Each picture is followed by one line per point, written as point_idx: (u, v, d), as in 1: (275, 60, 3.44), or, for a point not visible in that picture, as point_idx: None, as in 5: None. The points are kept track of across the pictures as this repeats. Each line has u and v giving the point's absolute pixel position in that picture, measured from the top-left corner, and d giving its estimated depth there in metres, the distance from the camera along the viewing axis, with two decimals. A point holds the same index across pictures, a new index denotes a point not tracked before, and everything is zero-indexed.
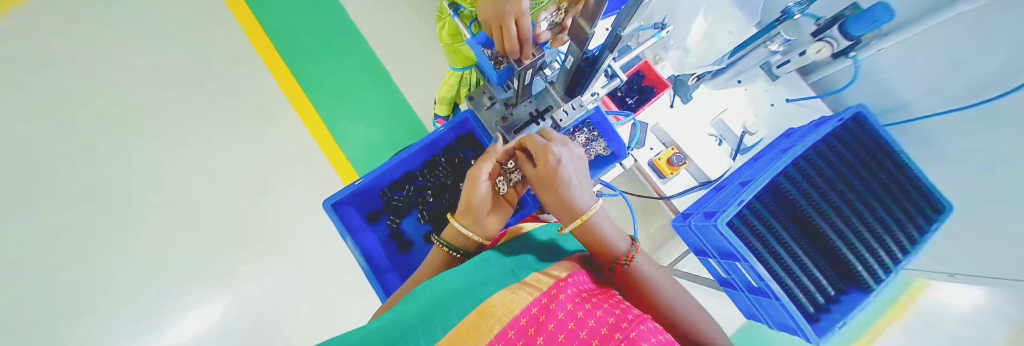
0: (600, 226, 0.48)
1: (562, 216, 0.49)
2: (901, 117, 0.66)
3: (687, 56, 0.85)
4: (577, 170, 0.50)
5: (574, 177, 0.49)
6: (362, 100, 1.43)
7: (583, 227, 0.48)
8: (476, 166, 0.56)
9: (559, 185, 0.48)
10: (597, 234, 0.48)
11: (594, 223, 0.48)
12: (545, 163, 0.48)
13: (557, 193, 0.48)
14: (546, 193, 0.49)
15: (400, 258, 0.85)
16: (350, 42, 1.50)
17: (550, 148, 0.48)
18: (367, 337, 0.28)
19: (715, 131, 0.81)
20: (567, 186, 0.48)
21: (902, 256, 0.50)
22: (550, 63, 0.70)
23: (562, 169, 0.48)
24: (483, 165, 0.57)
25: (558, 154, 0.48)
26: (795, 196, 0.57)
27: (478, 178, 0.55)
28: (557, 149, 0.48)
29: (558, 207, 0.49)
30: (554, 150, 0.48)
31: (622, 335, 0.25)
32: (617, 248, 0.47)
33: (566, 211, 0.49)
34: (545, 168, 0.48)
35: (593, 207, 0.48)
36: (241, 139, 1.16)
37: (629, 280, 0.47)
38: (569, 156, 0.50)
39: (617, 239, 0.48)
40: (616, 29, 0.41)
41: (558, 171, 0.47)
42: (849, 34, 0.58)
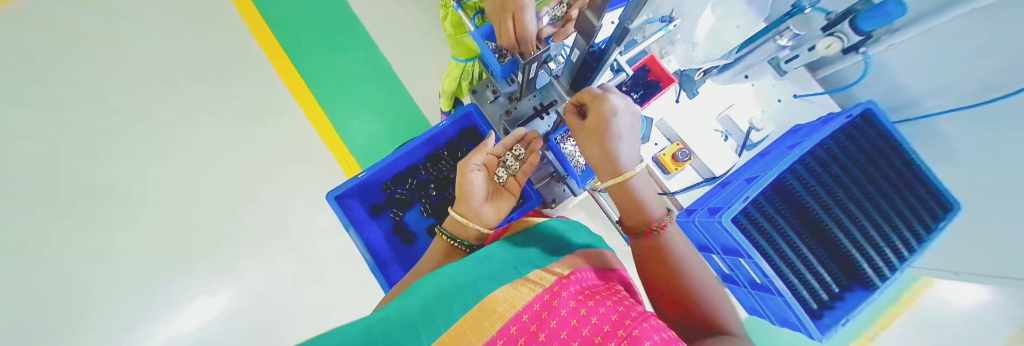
0: (637, 190, 0.48)
1: (602, 167, 0.49)
2: (913, 114, 0.65)
3: (695, 49, 0.81)
4: (631, 128, 0.47)
5: (626, 131, 0.47)
6: (360, 92, 1.34)
7: (621, 185, 0.48)
8: (467, 158, 0.60)
9: (607, 140, 0.46)
10: (632, 195, 0.48)
11: (633, 183, 0.48)
12: (599, 114, 0.45)
13: (601, 144, 0.47)
14: (588, 143, 0.48)
15: (402, 251, 0.86)
16: (346, 28, 1.41)
17: (610, 100, 0.44)
18: (369, 331, 0.28)
19: (721, 127, 0.81)
20: (617, 142, 0.46)
21: (909, 254, 0.49)
22: (556, 56, 0.68)
23: (614, 125, 0.45)
24: (474, 157, 0.60)
25: (617, 107, 0.45)
26: (801, 193, 0.57)
27: (467, 168, 0.58)
28: (616, 103, 0.45)
29: (600, 162, 0.49)
30: (613, 102, 0.44)
31: (625, 332, 0.25)
32: (652, 213, 0.48)
33: (609, 167, 0.48)
34: (595, 119, 0.46)
35: (636, 169, 0.48)
36: (247, 134, 1.19)
37: (651, 246, 0.48)
38: (628, 110, 0.47)
39: (654, 205, 0.48)
40: (623, 22, 0.40)
41: (609, 123, 0.45)
42: (860, 29, 0.56)
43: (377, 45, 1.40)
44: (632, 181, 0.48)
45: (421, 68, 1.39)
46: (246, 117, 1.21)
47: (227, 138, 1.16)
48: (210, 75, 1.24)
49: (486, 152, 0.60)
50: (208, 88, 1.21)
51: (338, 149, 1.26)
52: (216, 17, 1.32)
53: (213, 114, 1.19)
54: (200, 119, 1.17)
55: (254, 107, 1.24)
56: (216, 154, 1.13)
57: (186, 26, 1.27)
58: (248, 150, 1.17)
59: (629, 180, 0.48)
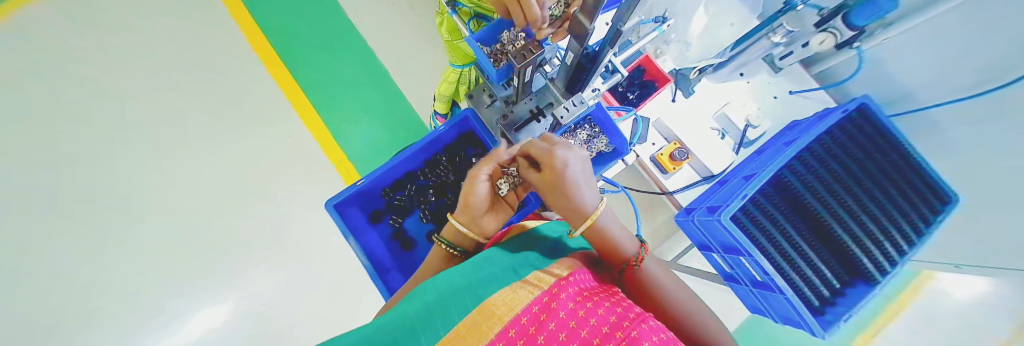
0: (607, 227, 0.48)
1: (571, 219, 0.49)
2: (908, 106, 0.65)
3: (688, 49, 0.83)
4: (583, 173, 0.48)
5: (582, 180, 0.48)
6: (360, 99, 1.36)
7: (591, 229, 0.47)
8: (477, 167, 0.56)
9: (565, 193, 0.46)
10: (603, 235, 0.48)
11: (601, 225, 0.47)
12: (553, 170, 0.46)
13: (563, 198, 0.47)
14: (554, 199, 0.48)
15: (403, 258, 0.85)
16: (344, 36, 1.42)
17: (558, 154, 0.46)
18: (369, 336, 0.28)
19: (716, 125, 0.81)
20: (574, 191, 0.47)
21: (908, 247, 0.49)
22: (550, 60, 0.70)
23: (569, 177, 0.46)
24: (484, 167, 0.56)
25: (564, 160, 0.46)
26: (799, 188, 0.57)
27: (479, 178, 0.55)
28: (562, 154, 0.46)
29: (566, 212, 0.49)
30: (561, 155, 0.46)
31: (624, 334, 0.25)
32: (624, 250, 0.47)
33: (574, 215, 0.48)
34: (551, 176, 0.47)
35: (599, 208, 0.47)
36: (246, 143, 1.19)
37: (638, 285, 0.46)
38: (575, 159, 0.48)
39: (625, 241, 0.47)
40: (616, 24, 0.40)
41: (565, 176, 0.46)
42: (853, 24, 0.57)
43: (373, 52, 1.41)
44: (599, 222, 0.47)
45: (418, 74, 1.40)
46: (242, 127, 1.20)
47: (225, 147, 1.16)
48: (207, 82, 1.23)
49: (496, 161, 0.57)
50: (206, 98, 1.21)
51: (337, 157, 1.28)
52: (212, 28, 1.32)
53: (209, 122, 1.18)
54: (194, 129, 1.16)
55: (250, 116, 1.23)
56: (214, 165, 1.13)
57: (181, 36, 1.27)
58: (247, 158, 1.17)
59: (596, 222, 0.47)
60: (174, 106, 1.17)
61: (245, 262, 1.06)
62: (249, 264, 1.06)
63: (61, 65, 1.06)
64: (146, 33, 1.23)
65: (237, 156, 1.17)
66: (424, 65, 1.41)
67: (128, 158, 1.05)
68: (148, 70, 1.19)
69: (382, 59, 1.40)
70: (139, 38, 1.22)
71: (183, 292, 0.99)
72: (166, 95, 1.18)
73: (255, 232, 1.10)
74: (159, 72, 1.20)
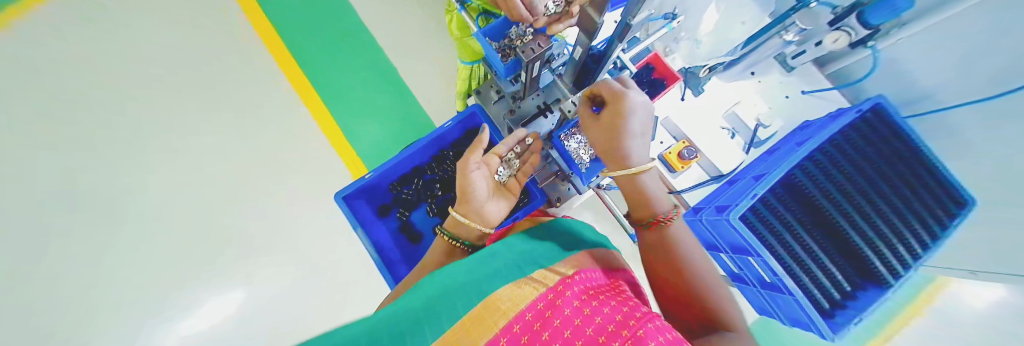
0: (647, 182, 0.49)
1: (612, 162, 0.50)
2: (923, 107, 0.64)
3: (698, 47, 0.82)
4: (643, 126, 0.50)
5: (640, 132, 0.49)
6: (369, 95, 1.36)
7: (629, 176, 0.49)
8: (467, 157, 0.59)
9: (623, 132, 0.48)
10: (640, 189, 0.49)
11: (642, 176, 0.48)
12: (620, 111, 0.48)
13: (618, 139, 0.49)
14: (607, 138, 0.50)
15: (410, 250, 0.87)
16: (354, 32, 1.43)
17: (632, 97, 0.48)
18: (373, 328, 0.28)
19: (727, 124, 0.80)
20: (629, 136, 0.48)
21: (922, 251, 0.48)
22: (558, 56, 0.69)
23: (633, 122, 0.48)
24: (472, 159, 0.59)
25: (631, 100, 0.48)
26: (809, 188, 0.56)
27: (469, 170, 0.58)
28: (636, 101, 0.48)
29: (609, 151, 0.51)
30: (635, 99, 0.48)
31: (630, 332, 0.24)
32: (657, 207, 0.48)
33: (619, 157, 0.49)
34: (616, 116, 0.48)
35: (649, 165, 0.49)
36: (258, 139, 1.23)
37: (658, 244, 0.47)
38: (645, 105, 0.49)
39: (660, 198, 0.49)
40: (624, 19, 0.40)
41: (630, 119, 0.48)
42: (870, 21, 0.55)
43: (381, 49, 1.42)
44: (641, 174, 0.48)
45: (424, 70, 1.40)
46: (255, 124, 1.25)
47: (238, 144, 1.21)
48: (221, 83, 1.28)
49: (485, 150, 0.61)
50: (222, 96, 1.26)
51: (345, 152, 1.28)
52: (227, 27, 1.35)
53: (225, 119, 1.23)
54: (212, 127, 1.22)
55: (262, 114, 1.26)
56: (228, 161, 1.18)
57: (199, 37, 1.32)
58: (258, 154, 1.21)
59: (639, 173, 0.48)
60: (194, 106, 1.24)
61: (255, 255, 1.10)
62: (259, 257, 1.10)
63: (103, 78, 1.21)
64: (167, 41, 1.31)
65: (249, 153, 1.20)
66: (433, 62, 1.41)
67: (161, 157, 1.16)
68: (173, 72, 1.27)
69: (391, 57, 1.41)
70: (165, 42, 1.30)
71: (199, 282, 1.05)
72: (187, 95, 1.25)
73: (264, 225, 1.14)
74: (182, 74, 1.27)
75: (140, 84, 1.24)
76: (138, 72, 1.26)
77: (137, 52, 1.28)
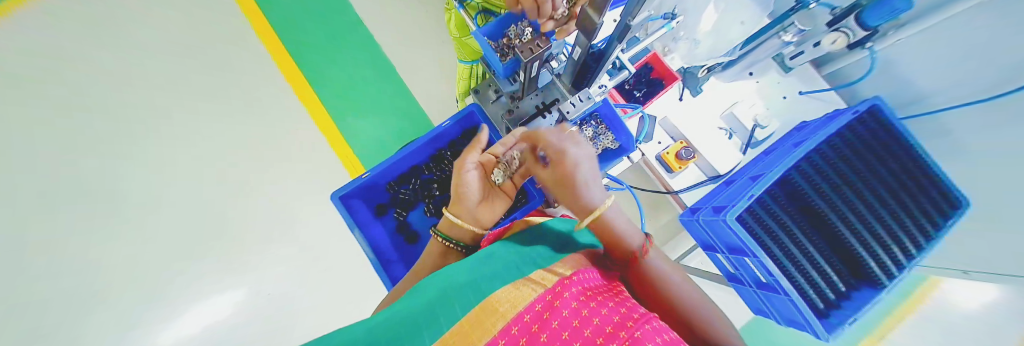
0: (614, 221, 0.48)
1: (576, 212, 0.50)
2: (917, 109, 0.64)
3: (697, 47, 0.81)
4: (591, 172, 0.50)
5: (592, 175, 0.50)
6: (366, 94, 1.36)
7: (597, 222, 0.48)
8: (464, 156, 0.59)
9: (573, 183, 0.49)
10: (609, 230, 0.48)
11: (608, 217, 0.47)
12: (560, 164, 0.49)
13: (570, 191, 0.49)
14: (561, 191, 0.51)
15: (407, 250, 0.87)
16: (350, 29, 1.41)
17: (566, 150, 0.49)
18: (369, 331, 0.28)
19: (725, 125, 0.80)
20: (581, 185, 0.48)
21: (916, 251, 0.48)
22: (557, 55, 0.69)
23: (577, 171, 0.48)
24: (470, 156, 0.60)
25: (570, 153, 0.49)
26: (807, 190, 0.56)
27: (466, 168, 0.58)
28: (573, 151, 0.49)
29: (573, 205, 0.50)
30: (570, 151, 0.49)
31: (627, 333, 0.24)
32: (629, 241, 0.47)
33: (580, 207, 0.49)
34: (559, 170, 0.50)
35: (606, 202, 0.48)
36: (250, 136, 1.20)
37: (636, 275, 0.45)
38: (586, 155, 0.50)
39: (631, 232, 0.48)
40: (623, 19, 0.39)
41: (573, 169, 0.48)
42: (866, 23, 0.55)
43: (381, 47, 1.41)
44: (606, 215, 0.48)
45: (423, 68, 1.40)
46: (248, 119, 1.22)
47: (230, 140, 1.18)
48: (216, 77, 1.25)
49: (479, 150, 0.60)
50: (213, 90, 1.23)
51: (343, 149, 1.27)
52: (220, 20, 1.32)
53: (215, 115, 1.21)
54: (201, 122, 1.19)
55: (255, 109, 1.24)
56: (218, 157, 1.16)
57: (189, 29, 1.29)
58: (251, 150, 1.19)
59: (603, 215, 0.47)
60: (184, 99, 1.21)
61: (247, 254, 1.08)
62: (250, 255, 1.08)
63: (83, 68, 1.17)
64: (165, 35, 1.28)
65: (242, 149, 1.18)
66: (432, 61, 1.41)
67: (147, 152, 1.13)
68: (161, 65, 1.24)
69: (388, 54, 1.40)
70: (151, 34, 1.27)
71: (187, 279, 1.03)
72: (176, 89, 1.22)
73: (255, 224, 1.11)
74: (170, 67, 1.24)
75: (124, 76, 1.20)
76: (135, 63, 1.22)
77: (131, 44, 1.24)
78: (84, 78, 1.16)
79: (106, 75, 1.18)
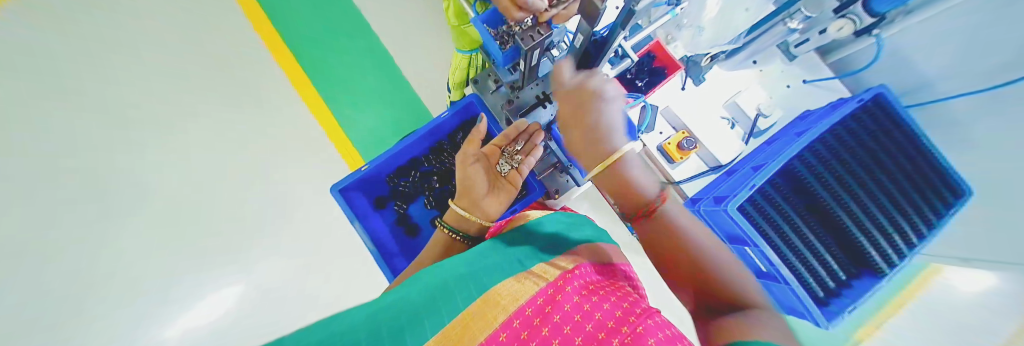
0: (630, 170, 0.45)
1: (590, 156, 0.47)
2: (924, 97, 0.64)
3: (701, 35, 0.80)
4: (612, 108, 0.47)
5: (612, 116, 0.47)
6: (363, 84, 1.34)
7: (611, 167, 0.45)
8: (464, 150, 0.61)
9: (591, 117, 0.47)
10: (623, 176, 0.44)
11: (625, 163, 0.45)
12: (580, 94, 0.48)
13: (588, 127, 0.47)
14: (575, 129, 0.49)
15: (407, 243, 0.87)
16: (348, 17, 1.39)
17: (589, 81, 0.48)
18: (373, 319, 0.28)
19: (726, 114, 0.79)
20: (601, 121, 0.46)
21: (917, 239, 0.48)
22: (557, 43, 0.66)
23: (598, 104, 0.47)
24: (469, 149, 0.61)
25: (590, 84, 0.48)
26: (811, 182, 0.56)
27: (466, 161, 0.59)
28: (594, 84, 0.48)
29: (588, 144, 0.47)
30: (592, 82, 0.48)
31: (629, 329, 0.24)
32: (646, 193, 0.44)
33: (596, 149, 0.46)
34: (577, 101, 0.48)
35: (623, 149, 0.45)
36: (247, 128, 1.19)
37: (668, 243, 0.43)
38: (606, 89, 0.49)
39: (648, 184, 0.44)
40: (628, 4, 0.38)
41: (592, 103, 0.47)
42: (874, 9, 0.54)
43: (378, 38, 1.38)
44: (622, 161, 0.45)
45: (421, 60, 1.38)
46: (244, 111, 1.20)
47: (227, 133, 1.17)
48: (210, 68, 1.22)
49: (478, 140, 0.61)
50: (207, 81, 1.21)
51: (341, 141, 1.27)
52: (213, 9, 1.29)
53: (211, 106, 1.19)
54: (195, 114, 1.17)
55: (251, 101, 1.23)
56: (215, 149, 1.14)
57: (182, 17, 1.26)
58: (248, 142, 1.17)
59: (619, 160, 0.45)
60: (177, 90, 1.18)
61: (247, 248, 1.08)
62: (251, 248, 1.08)
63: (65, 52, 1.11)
64: (160, 22, 1.24)
65: (240, 140, 1.17)
66: (431, 52, 1.39)
67: (139, 143, 1.10)
68: (151, 54, 1.20)
69: (386, 45, 1.38)
70: (141, 20, 1.22)
71: (186, 272, 1.02)
72: (168, 79, 1.18)
73: (255, 217, 1.11)
74: (161, 57, 1.21)
75: (111, 63, 1.15)
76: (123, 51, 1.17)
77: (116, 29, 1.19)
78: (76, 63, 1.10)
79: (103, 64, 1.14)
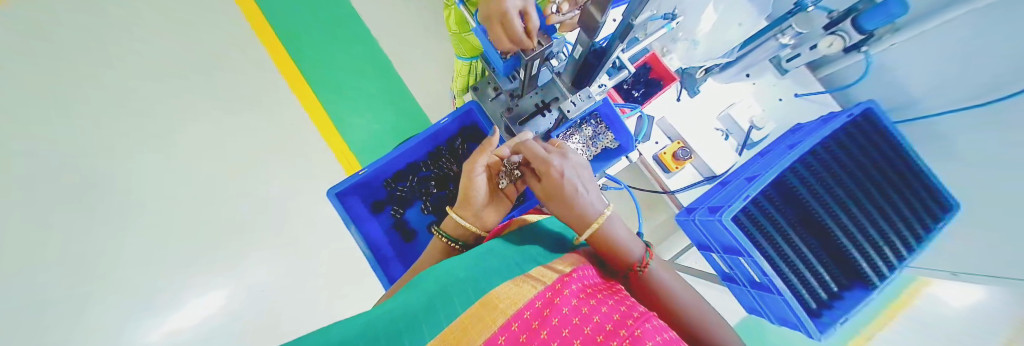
0: (613, 231, 0.47)
1: (574, 228, 0.49)
2: (908, 114, 0.66)
3: (696, 48, 0.82)
4: (582, 179, 0.49)
5: (583, 187, 0.49)
6: (362, 89, 1.36)
7: (596, 235, 0.47)
8: (475, 158, 0.57)
9: (566, 195, 0.47)
10: (607, 243, 0.46)
11: (607, 229, 0.47)
12: (548, 179, 0.48)
13: (565, 204, 0.48)
14: (555, 206, 0.49)
15: (404, 248, 0.87)
16: (349, 23, 1.42)
17: (552, 163, 0.47)
18: (367, 326, 0.27)
19: (721, 125, 0.81)
20: (576, 196, 0.47)
21: (906, 252, 0.50)
22: (558, 54, 0.68)
23: (566, 184, 0.47)
24: (480, 159, 0.57)
25: (554, 165, 0.47)
26: (803, 194, 0.57)
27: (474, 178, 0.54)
28: (558, 163, 0.48)
29: (570, 219, 0.49)
30: (555, 164, 0.47)
31: (627, 332, 0.24)
32: (632, 253, 0.46)
33: (577, 221, 0.48)
34: (548, 184, 0.49)
35: (602, 214, 0.47)
36: (240, 130, 1.16)
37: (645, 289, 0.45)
38: (570, 161, 0.49)
39: (631, 244, 0.47)
40: (626, 19, 0.39)
41: (561, 183, 0.47)
42: (863, 27, 0.55)
43: (380, 45, 1.41)
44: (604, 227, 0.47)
45: (421, 66, 1.41)
46: (238, 113, 1.18)
47: (219, 134, 1.14)
48: (205, 68, 1.20)
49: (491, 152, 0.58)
50: (201, 82, 1.18)
51: (337, 144, 1.27)
52: (211, 10, 1.28)
53: (202, 108, 1.15)
54: (185, 114, 1.13)
55: (245, 101, 1.20)
56: (206, 151, 1.11)
57: (177, 18, 1.24)
58: (241, 144, 1.14)
59: (601, 227, 0.47)
60: (167, 90, 1.14)
61: (238, 253, 1.04)
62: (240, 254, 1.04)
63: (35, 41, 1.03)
64: (162, 17, 1.22)
65: (233, 142, 1.14)
66: (430, 59, 1.42)
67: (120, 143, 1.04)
68: (141, 53, 1.16)
69: (387, 51, 1.41)
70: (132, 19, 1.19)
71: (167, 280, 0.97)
72: (158, 79, 1.15)
73: (245, 221, 1.07)
74: (152, 56, 1.17)
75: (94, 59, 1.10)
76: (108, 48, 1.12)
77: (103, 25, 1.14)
78: (76, 52, 1.07)
79: (100, 54, 1.10)
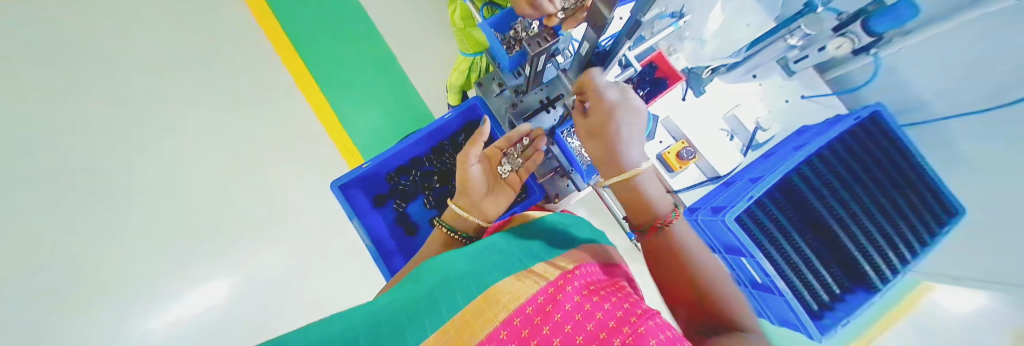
0: (645, 184, 0.46)
1: (608, 169, 0.48)
2: (916, 117, 0.66)
3: (703, 47, 0.83)
4: (632, 129, 0.48)
5: (632, 136, 0.48)
6: (366, 84, 1.37)
7: (627, 182, 0.45)
8: (467, 150, 0.59)
9: (610, 134, 0.47)
10: (635, 193, 0.46)
11: (641, 181, 0.45)
12: (598, 111, 0.47)
13: (606, 144, 0.48)
14: (593, 142, 0.50)
15: (405, 241, 0.87)
16: (354, 19, 1.43)
17: (606, 97, 0.47)
18: (369, 317, 0.28)
19: (727, 126, 0.80)
20: (621, 139, 0.47)
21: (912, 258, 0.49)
22: (563, 50, 0.68)
23: (614, 124, 0.47)
24: (473, 149, 0.59)
25: (609, 101, 0.47)
26: (809, 198, 0.56)
27: (468, 161, 0.58)
28: (614, 102, 0.47)
29: (603, 157, 0.49)
30: (609, 98, 0.47)
31: (630, 329, 0.24)
32: (657, 210, 0.45)
33: (614, 164, 0.47)
34: (596, 118, 0.48)
35: (640, 167, 0.45)
36: (245, 123, 1.17)
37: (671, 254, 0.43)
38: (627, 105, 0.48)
39: (661, 200, 0.46)
40: (634, 15, 0.39)
41: (611, 121, 0.47)
42: (873, 30, 0.55)
43: (384, 40, 1.42)
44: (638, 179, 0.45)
45: (425, 61, 1.41)
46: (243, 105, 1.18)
47: (223, 126, 1.14)
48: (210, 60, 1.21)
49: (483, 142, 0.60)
50: (206, 74, 1.19)
51: (338, 135, 1.28)
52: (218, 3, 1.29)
53: (206, 99, 1.15)
54: (189, 105, 1.13)
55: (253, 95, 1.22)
56: (209, 143, 1.11)
57: (181, 11, 1.24)
58: (245, 137, 1.15)
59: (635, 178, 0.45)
60: (172, 81, 1.15)
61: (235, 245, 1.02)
62: (234, 247, 1.01)
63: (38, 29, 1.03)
64: (172, 8, 1.24)
65: (237, 134, 1.15)
66: (433, 54, 1.42)
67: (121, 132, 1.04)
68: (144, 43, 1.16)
69: (391, 47, 1.41)
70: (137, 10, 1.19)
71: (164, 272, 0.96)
72: (162, 70, 1.15)
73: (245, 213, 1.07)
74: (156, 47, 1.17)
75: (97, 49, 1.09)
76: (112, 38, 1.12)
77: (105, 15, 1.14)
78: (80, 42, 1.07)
79: (110, 46, 1.11)
